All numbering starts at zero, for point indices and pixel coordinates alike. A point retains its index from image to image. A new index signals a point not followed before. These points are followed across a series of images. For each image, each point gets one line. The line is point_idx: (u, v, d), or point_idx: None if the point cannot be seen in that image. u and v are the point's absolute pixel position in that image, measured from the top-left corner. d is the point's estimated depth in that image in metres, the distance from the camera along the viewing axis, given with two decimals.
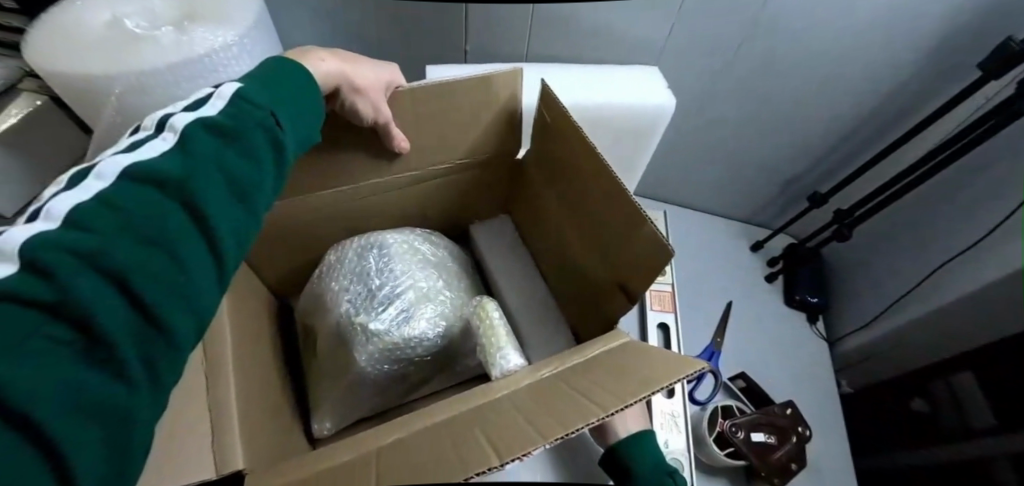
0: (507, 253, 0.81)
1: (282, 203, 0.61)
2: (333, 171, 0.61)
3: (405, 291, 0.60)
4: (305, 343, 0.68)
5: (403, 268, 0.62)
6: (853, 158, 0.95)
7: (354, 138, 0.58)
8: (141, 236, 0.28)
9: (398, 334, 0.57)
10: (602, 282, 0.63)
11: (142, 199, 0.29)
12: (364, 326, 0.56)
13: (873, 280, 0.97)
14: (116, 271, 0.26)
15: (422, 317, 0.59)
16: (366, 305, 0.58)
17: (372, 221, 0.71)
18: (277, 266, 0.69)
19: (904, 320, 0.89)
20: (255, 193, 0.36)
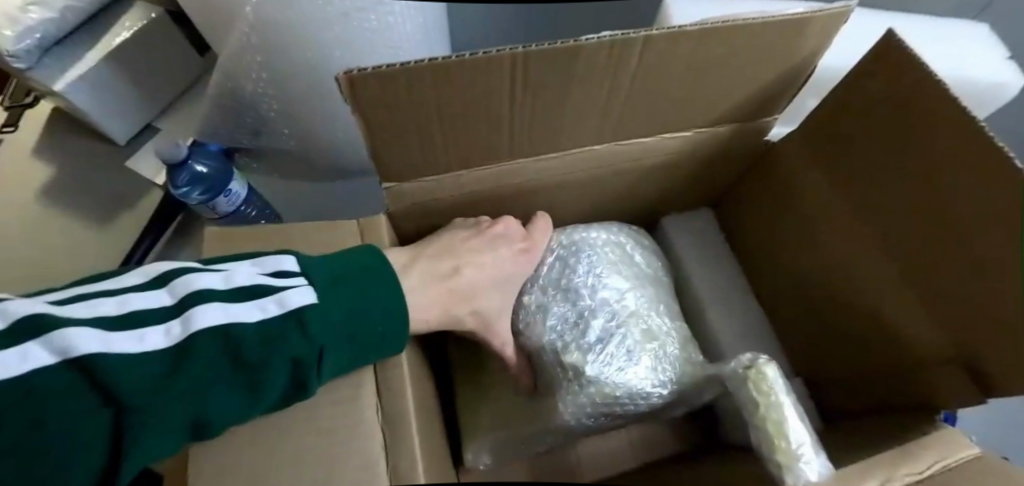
0: (708, 261, 0.62)
1: (467, 176, 0.43)
2: (548, 138, 0.42)
3: (625, 322, 0.44)
4: (463, 352, 0.53)
5: (618, 286, 0.46)
6: None
7: (595, 99, 0.39)
8: (186, 394, 0.25)
9: (618, 382, 0.42)
10: (918, 339, 0.43)
11: (230, 352, 0.27)
12: (575, 367, 0.42)
13: None
14: (126, 405, 0.23)
15: (648, 360, 0.43)
16: (576, 336, 0.43)
17: (560, 205, 0.53)
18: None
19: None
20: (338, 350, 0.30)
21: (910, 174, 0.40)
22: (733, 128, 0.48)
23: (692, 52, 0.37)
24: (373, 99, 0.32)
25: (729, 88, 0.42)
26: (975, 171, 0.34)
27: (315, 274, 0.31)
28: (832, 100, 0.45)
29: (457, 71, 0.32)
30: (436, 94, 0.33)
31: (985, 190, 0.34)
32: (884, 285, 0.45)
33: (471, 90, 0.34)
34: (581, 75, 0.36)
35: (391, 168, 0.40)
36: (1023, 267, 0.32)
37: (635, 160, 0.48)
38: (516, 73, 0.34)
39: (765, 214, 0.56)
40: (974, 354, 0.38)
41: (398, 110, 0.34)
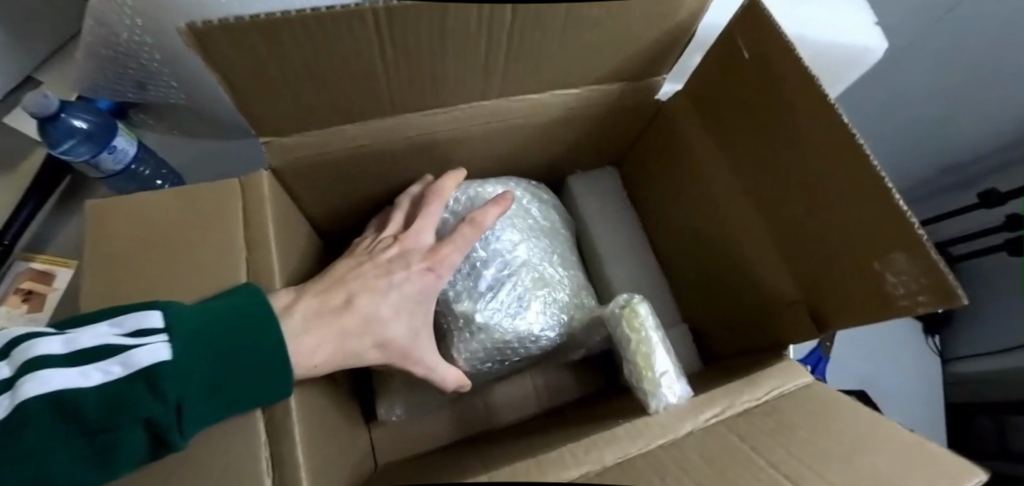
0: (610, 216, 0.65)
1: (353, 130, 0.43)
2: (433, 93, 0.41)
3: (517, 271, 0.45)
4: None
5: (511, 239, 0.46)
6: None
7: (475, 54, 0.39)
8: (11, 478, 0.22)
9: (508, 327, 0.43)
10: (778, 286, 0.48)
11: (67, 420, 0.23)
12: (467, 315, 0.42)
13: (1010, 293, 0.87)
14: None
15: (538, 306, 0.45)
16: (468, 286, 0.43)
17: (460, 161, 0.54)
18: (334, 205, 0.53)
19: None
20: (195, 401, 0.26)
21: (773, 134, 0.43)
22: (620, 87, 0.51)
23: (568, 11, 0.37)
24: (227, 50, 0.31)
25: (613, 45, 0.43)
26: (819, 129, 0.38)
27: (181, 324, 0.27)
28: (708, 64, 0.48)
29: (316, 24, 0.31)
30: (300, 48, 0.32)
31: (828, 146, 0.38)
32: (754, 239, 0.50)
33: (339, 44, 0.33)
34: (454, 30, 0.35)
35: (267, 120, 0.38)
36: (856, 212, 0.37)
37: (527, 117, 0.49)
38: (384, 28, 0.33)
39: (662, 169, 0.60)
40: (818, 293, 0.43)
41: (258, 61, 0.32)
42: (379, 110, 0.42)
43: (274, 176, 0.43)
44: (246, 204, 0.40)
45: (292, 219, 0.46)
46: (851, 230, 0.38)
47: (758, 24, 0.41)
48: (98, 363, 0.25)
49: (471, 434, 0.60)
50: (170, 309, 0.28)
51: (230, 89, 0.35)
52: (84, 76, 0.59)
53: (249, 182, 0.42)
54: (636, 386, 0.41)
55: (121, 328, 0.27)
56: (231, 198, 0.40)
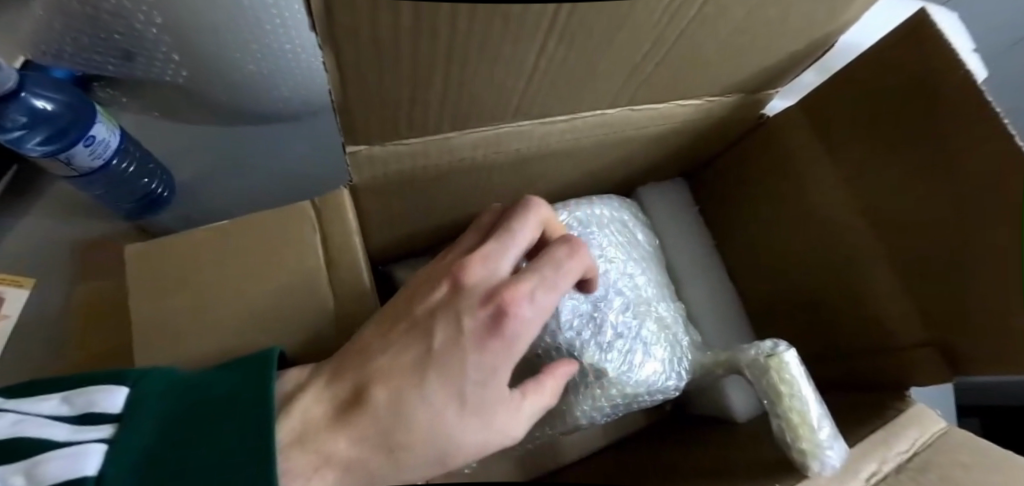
0: (680, 234, 0.60)
1: (458, 139, 0.34)
2: (565, 98, 0.33)
3: (642, 313, 0.40)
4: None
5: (633, 274, 0.41)
6: None
7: (633, 55, 0.31)
8: None
9: (635, 380, 0.38)
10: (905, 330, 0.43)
11: None
12: (594, 366, 0.36)
13: None
14: None
15: (662, 352, 0.40)
16: (594, 334, 0.37)
17: (548, 176, 0.46)
18: (396, 225, 0.43)
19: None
20: None
21: (911, 162, 0.38)
22: (738, 98, 0.44)
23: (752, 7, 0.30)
24: (359, 32, 0.21)
25: (763, 51, 0.37)
26: (976, 166, 0.33)
27: (145, 427, 0.21)
28: (839, 76, 0.42)
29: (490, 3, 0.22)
30: (450, 34, 0.23)
31: (985, 186, 0.32)
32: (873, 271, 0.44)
33: (497, 32, 0.24)
34: (631, 23, 0.27)
35: (364, 127, 0.29)
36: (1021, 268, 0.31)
37: (640, 128, 0.42)
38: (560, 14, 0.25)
39: (749, 186, 0.55)
40: (951, 337, 0.39)
41: (396, 54, 0.23)
42: (495, 116, 0.33)
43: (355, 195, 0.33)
44: (328, 237, 0.31)
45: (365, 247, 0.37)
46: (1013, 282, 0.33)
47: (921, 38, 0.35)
48: (13, 464, 0.20)
49: (534, 479, 0.54)
50: (141, 378, 0.23)
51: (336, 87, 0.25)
52: (45, 36, 0.45)
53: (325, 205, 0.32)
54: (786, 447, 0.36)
55: (81, 423, 0.21)
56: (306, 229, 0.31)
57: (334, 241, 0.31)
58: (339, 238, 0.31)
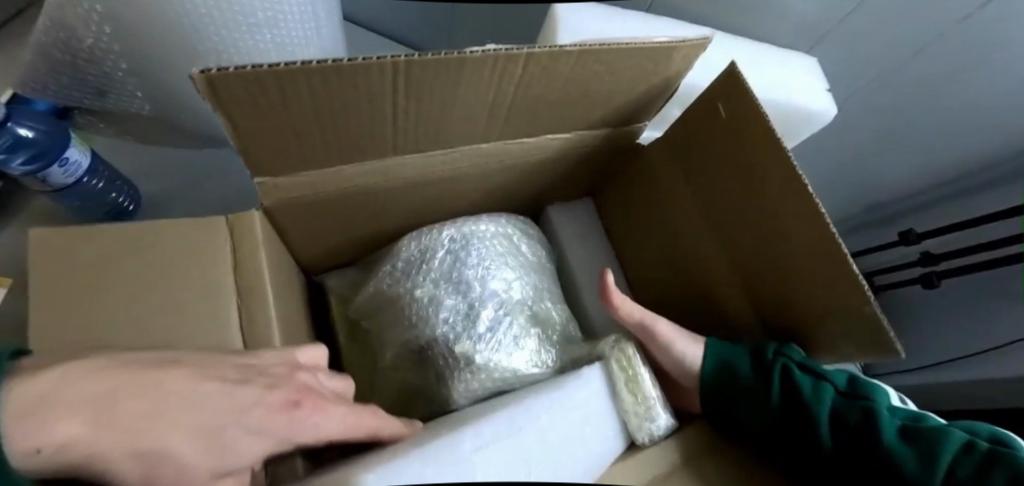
0: (588, 250, 0.69)
1: (352, 169, 0.42)
2: (435, 137, 0.42)
3: (512, 308, 0.48)
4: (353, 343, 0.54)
5: (508, 280, 0.49)
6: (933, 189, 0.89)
7: (481, 103, 0.40)
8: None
9: (506, 365, 0.46)
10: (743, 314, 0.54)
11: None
12: (465, 354, 0.44)
13: None
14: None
15: (532, 343, 0.48)
16: (466, 326, 0.45)
17: (452, 199, 0.55)
18: (317, 239, 0.52)
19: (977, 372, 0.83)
20: None
21: (740, 184, 0.49)
22: (608, 131, 0.53)
23: (572, 66, 0.39)
24: (236, 98, 0.30)
25: (605, 96, 0.46)
26: (784, 190, 0.44)
27: None
28: (687, 115, 0.52)
29: (335, 74, 0.31)
30: (314, 94, 0.32)
31: (792, 207, 0.44)
32: (716, 264, 0.55)
33: (353, 92, 0.33)
34: (465, 80, 0.36)
35: (262, 162, 0.37)
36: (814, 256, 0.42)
37: (520, 157, 0.51)
38: (400, 79, 0.34)
39: (632, 203, 0.64)
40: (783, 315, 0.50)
41: (271, 106, 0.31)
42: (380, 150, 0.41)
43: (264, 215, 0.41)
44: (235, 247, 0.39)
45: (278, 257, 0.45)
46: (814, 267, 0.43)
47: (737, 92, 0.45)
48: None
49: None
50: None
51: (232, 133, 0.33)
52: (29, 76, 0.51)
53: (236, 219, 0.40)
54: (621, 417, 0.45)
55: None
56: (219, 232, 0.38)
57: (243, 252, 0.39)
58: (247, 248, 0.39)
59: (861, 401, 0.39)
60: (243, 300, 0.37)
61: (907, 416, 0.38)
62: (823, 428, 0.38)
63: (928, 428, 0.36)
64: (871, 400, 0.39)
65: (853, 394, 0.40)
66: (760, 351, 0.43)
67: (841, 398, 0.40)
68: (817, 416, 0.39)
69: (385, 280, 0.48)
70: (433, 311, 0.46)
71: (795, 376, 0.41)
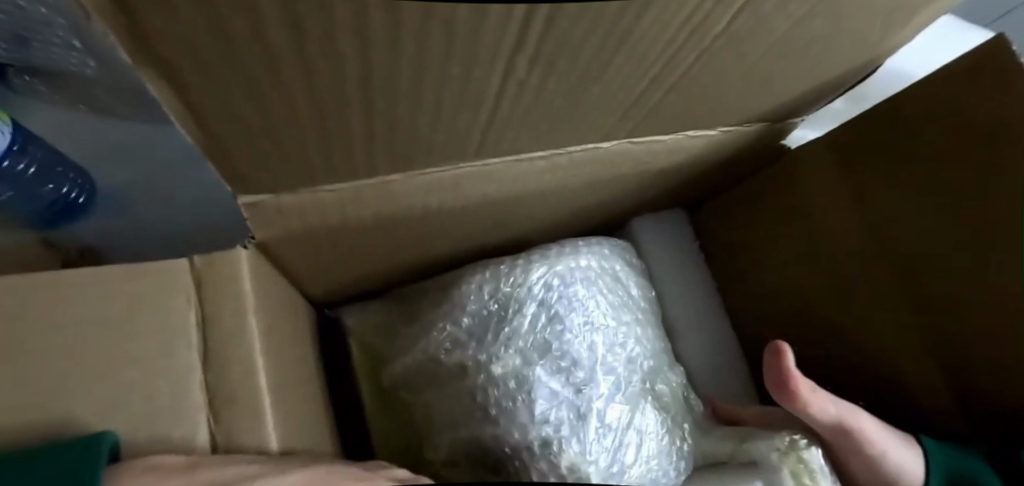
0: (680, 277, 0.53)
1: (400, 183, 0.26)
2: (539, 139, 0.26)
3: (632, 390, 0.33)
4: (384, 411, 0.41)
5: (624, 346, 0.33)
6: None
7: (628, 86, 0.23)
8: None
9: (628, 481, 0.31)
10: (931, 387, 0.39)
11: None
12: (573, 470, 0.29)
13: None
14: None
15: (656, 441, 0.33)
16: (575, 427, 0.30)
17: (529, 217, 0.39)
18: (335, 271, 0.37)
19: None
20: None
21: (987, 216, 0.33)
22: (759, 127, 0.37)
23: (792, 28, 0.23)
24: (197, 65, 0.13)
25: (791, 81, 0.30)
26: None
27: None
28: (910, 99, 0.36)
29: (412, 25, 0.14)
30: (362, 62, 0.16)
31: None
32: (892, 314, 0.40)
33: (435, 64, 0.17)
34: (628, 48, 0.20)
35: (257, 171, 0.21)
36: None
37: (639, 165, 0.35)
38: (525, 39, 0.17)
39: (756, 221, 0.49)
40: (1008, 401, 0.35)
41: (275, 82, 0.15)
42: (449, 157, 0.25)
43: (257, 252, 0.26)
44: (206, 321, 0.23)
45: (279, 312, 0.29)
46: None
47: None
48: None
49: None
50: None
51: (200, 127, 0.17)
52: None
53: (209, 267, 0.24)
54: None
55: None
56: (177, 292, 0.23)
57: (222, 330, 0.23)
58: (228, 317, 0.23)
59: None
60: (221, 415, 0.21)
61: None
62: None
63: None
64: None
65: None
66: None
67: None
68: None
69: (444, 344, 0.33)
70: (524, 402, 0.30)
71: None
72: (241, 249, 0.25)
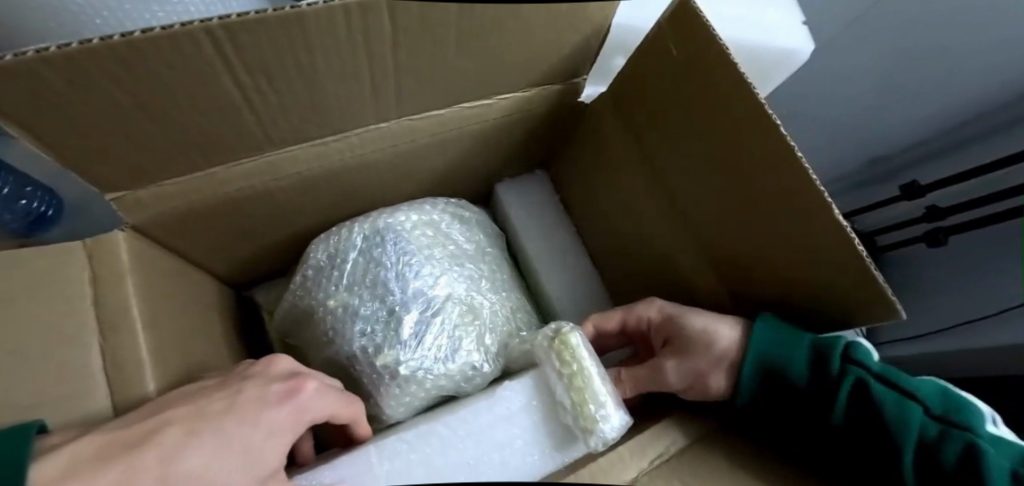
0: (543, 231, 0.63)
1: (228, 172, 0.37)
2: (320, 119, 0.37)
3: (444, 306, 0.44)
4: None
5: (432, 273, 0.45)
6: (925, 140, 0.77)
7: (360, 72, 0.34)
8: None
9: (441, 372, 0.42)
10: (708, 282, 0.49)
11: None
12: (388, 367, 0.41)
13: (930, 295, 0.85)
14: None
15: (469, 341, 0.44)
16: (387, 335, 0.41)
17: (374, 186, 0.50)
18: (226, 252, 0.48)
19: (975, 341, 0.76)
20: None
21: (700, 143, 0.42)
22: (541, 91, 0.47)
23: (472, 15, 0.32)
24: (14, 100, 0.24)
25: (525, 56, 0.40)
26: (755, 148, 0.37)
27: None
28: (632, 65, 0.45)
29: (136, 57, 0.25)
30: (133, 80, 0.26)
31: (762, 166, 0.37)
32: (674, 232, 0.50)
33: (180, 76, 0.27)
34: (329, 49, 0.30)
35: (108, 172, 0.32)
36: (793, 215, 0.36)
37: (436, 134, 0.45)
38: (232, 56, 0.27)
39: (586, 174, 0.58)
40: (748, 281, 0.45)
41: (73, 105, 0.26)
42: (255, 143, 0.36)
43: (138, 231, 0.37)
44: (97, 278, 0.33)
45: (170, 279, 0.40)
46: (797, 232, 0.37)
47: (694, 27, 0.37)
48: None
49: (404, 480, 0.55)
50: None
51: (46, 138, 0.27)
52: None
53: (95, 243, 0.34)
54: (572, 417, 0.40)
55: None
56: (68, 261, 0.32)
57: (105, 283, 0.33)
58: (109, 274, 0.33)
59: (955, 432, 0.33)
60: (106, 338, 0.31)
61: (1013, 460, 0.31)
62: (911, 444, 0.33)
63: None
64: (967, 430, 0.33)
65: (943, 421, 0.33)
66: (822, 367, 0.37)
67: (928, 426, 0.33)
68: (902, 434, 0.33)
69: (298, 294, 0.45)
70: (349, 322, 0.42)
71: (872, 389, 0.35)
72: (119, 231, 0.35)
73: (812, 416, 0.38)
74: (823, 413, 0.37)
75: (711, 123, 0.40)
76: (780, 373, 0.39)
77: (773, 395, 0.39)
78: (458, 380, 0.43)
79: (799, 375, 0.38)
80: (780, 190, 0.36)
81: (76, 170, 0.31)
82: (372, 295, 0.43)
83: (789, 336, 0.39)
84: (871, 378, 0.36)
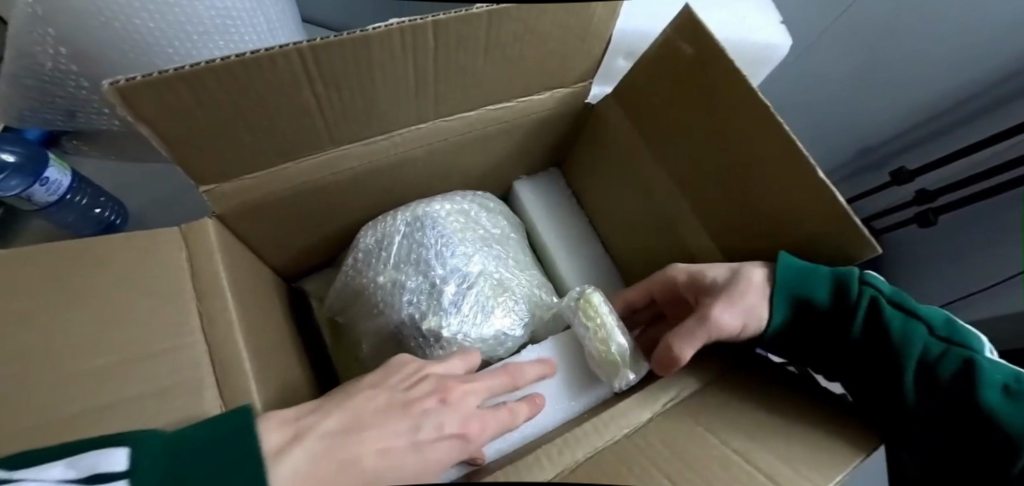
0: (558, 222, 0.69)
1: (296, 166, 0.44)
2: (373, 121, 0.44)
3: (478, 280, 0.50)
4: (334, 339, 0.57)
5: (466, 252, 0.51)
6: (911, 129, 0.82)
7: (408, 80, 0.40)
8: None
9: (477, 335, 0.48)
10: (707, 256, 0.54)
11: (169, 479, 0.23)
12: (433, 331, 0.47)
13: (930, 273, 0.89)
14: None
15: (500, 309, 0.50)
16: (431, 304, 0.48)
17: (410, 181, 0.56)
18: (283, 244, 0.55)
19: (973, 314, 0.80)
20: None
21: (699, 126, 0.49)
22: (555, 92, 0.53)
23: (503, 26, 0.39)
24: (151, 107, 0.31)
25: (542, 62, 0.47)
26: (749, 123, 0.43)
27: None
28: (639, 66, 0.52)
29: (245, 71, 0.31)
30: (237, 89, 0.33)
31: (756, 140, 0.43)
32: (678, 211, 0.56)
33: (272, 85, 0.34)
34: (385, 62, 0.37)
35: (205, 168, 0.38)
36: (794, 194, 0.42)
37: (465, 132, 0.52)
38: (313, 67, 0.34)
39: (596, 167, 0.65)
40: (744, 251, 0.50)
41: (190, 110, 0.32)
42: (317, 142, 0.43)
43: (220, 220, 0.43)
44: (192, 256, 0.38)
45: (244, 264, 0.47)
46: (797, 203, 0.42)
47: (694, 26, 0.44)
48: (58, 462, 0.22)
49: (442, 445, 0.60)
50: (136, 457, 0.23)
51: (164, 140, 0.34)
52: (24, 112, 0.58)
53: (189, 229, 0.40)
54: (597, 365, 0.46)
55: None
56: (171, 243, 0.38)
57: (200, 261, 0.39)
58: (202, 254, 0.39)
59: (956, 350, 0.36)
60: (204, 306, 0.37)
61: (932, 364, 0.36)
62: (913, 370, 0.36)
63: (947, 374, 0.35)
64: (968, 350, 0.36)
65: (949, 342, 0.37)
66: (844, 295, 0.40)
67: (935, 345, 0.37)
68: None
69: (350, 275, 0.52)
70: (399, 294, 0.48)
71: (817, 325, 0.39)
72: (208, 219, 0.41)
73: (838, 338, 0.41)
74: (846, 334, 0.40)
75: (710, 107, 0.46)
76: (806, 301, 0.42)
77: (805, 322, 0.43)
78: (492, 343, 0.49)
79: (823, 298, 0.41)
80: (770, 158, 0.43)
81: (181, 167, 0.37)
82: (416, 271, 0.49)
83: (808, 267, 0.42)
84: (887, 303, 0.39)
